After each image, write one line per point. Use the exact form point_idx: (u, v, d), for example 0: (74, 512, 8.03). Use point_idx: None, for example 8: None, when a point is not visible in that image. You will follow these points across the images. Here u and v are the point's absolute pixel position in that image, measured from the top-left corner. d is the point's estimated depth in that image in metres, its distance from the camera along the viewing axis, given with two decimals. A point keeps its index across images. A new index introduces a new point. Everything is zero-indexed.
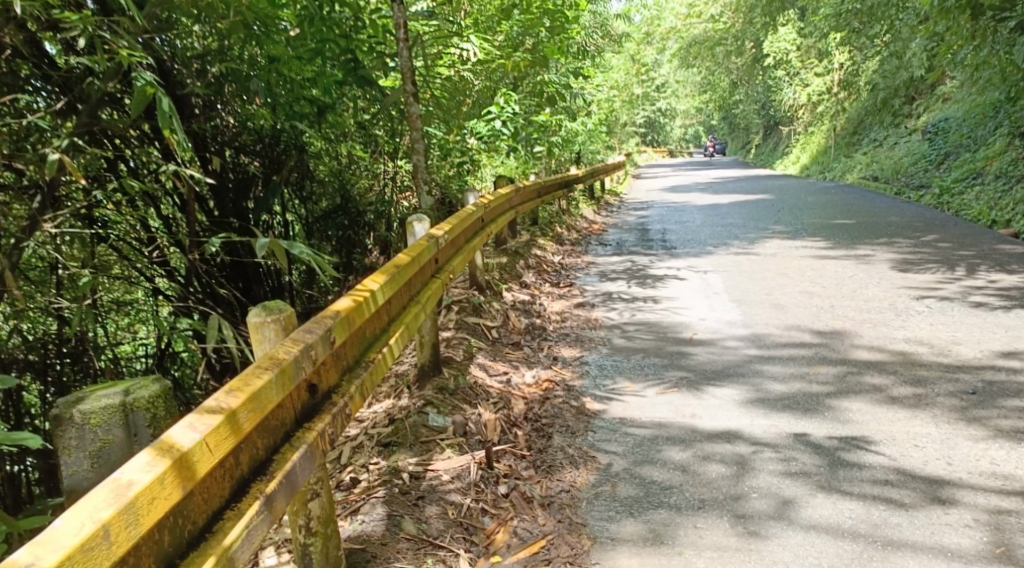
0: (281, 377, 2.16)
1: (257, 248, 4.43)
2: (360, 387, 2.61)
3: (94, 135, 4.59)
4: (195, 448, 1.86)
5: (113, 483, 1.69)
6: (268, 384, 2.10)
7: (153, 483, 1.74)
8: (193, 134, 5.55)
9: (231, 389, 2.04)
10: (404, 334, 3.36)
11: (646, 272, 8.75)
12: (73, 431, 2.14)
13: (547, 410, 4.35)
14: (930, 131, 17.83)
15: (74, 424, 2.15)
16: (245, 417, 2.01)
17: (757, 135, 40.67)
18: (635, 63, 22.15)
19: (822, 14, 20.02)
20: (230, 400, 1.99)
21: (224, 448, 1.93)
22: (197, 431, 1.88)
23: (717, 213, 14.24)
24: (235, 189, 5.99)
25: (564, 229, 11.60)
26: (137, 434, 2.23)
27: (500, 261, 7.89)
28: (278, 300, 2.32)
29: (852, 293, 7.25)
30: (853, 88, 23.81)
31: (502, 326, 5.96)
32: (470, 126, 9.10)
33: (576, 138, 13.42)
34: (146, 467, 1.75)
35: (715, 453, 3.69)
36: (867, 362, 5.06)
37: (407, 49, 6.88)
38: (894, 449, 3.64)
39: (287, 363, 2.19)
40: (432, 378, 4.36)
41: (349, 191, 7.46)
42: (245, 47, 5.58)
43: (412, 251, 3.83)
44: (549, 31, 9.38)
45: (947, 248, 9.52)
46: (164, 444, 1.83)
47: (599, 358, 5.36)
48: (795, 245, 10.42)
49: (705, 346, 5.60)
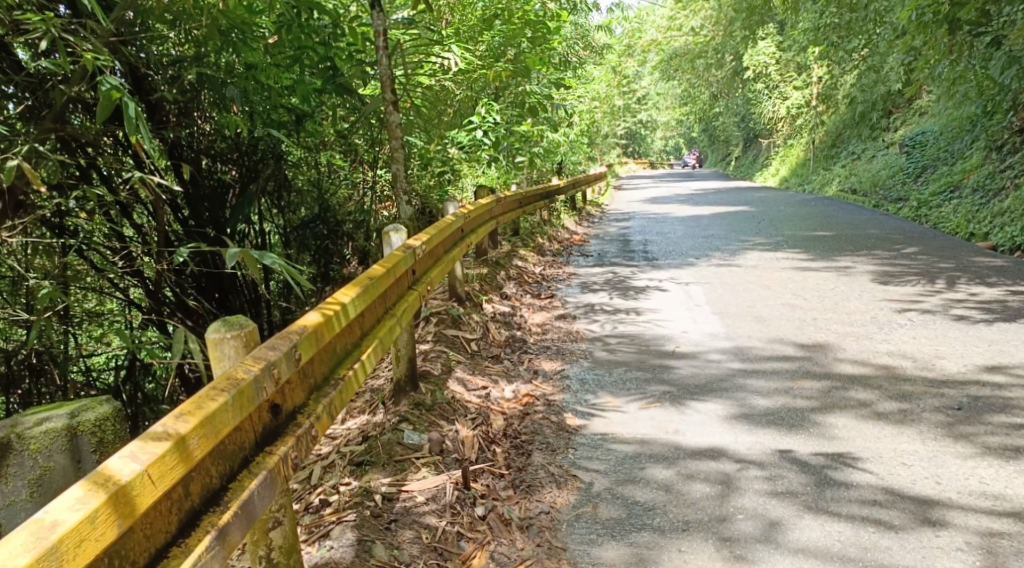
0: (237, 399, 2.01)
1: (225, 260, 4.33)
2: (327, 406, 2.49)
3: (66, 146, 4.46)
4: (136, 480, 1.71)
5: (35, 524, 1.53)
6: (223, 407, 1.95)
7: (83, 522, 1.59)
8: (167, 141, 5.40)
9: (182, 413, 1.90)
10: (377, 350, 3.24)
11: (628, 283, 8.68)
12: (13, 458, 2.21)
13: (526, 426, 4.23)
14: (907, 144, 17.96)
15: (14, 449, 2.22)
16: (195, 443, 1.86)
17: (737, 147, 40.96)
18: (616, 75, 22.18)
19: (802, 28, 20.16)
20: (180, 426, 1.85)
21: (170, 479, 1.78)
22: (138, 462, 1.73)
23: (699, 224, 14.21)
24: (210, 201, 5.85)
25: (545, 240, 11.51)
26: (82, 460, 2.30)
27: (480, 271, 7.78)
28: (240, 315, 2.18)
29: (834, 306, 7.20)
30: (831, 102, 24.02)
31: (482, 338, 5.84)
32: (452, 136, 9.01)
33: (558, 148, 13.37)
34: (77, 505, 1.60)
35: (699, 471, 3.58)
36: (851, 376, 4.98)
37: (387, 57, 6.73)
38: (881, 466, 3.55)
39: (246, 384, 2.05)
40: (408, 394, 4.24)
41: (327, 200, 7.31)
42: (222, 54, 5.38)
43: (388, 263, 3.71)
44: (531, 41, 9.33)
45: (927, 261, 9.51)
46: (99, 476, 1.67)
47: (580, 371, 5.25)
48: (776, 257, 10.38)
49: (688, 359, 5.50)
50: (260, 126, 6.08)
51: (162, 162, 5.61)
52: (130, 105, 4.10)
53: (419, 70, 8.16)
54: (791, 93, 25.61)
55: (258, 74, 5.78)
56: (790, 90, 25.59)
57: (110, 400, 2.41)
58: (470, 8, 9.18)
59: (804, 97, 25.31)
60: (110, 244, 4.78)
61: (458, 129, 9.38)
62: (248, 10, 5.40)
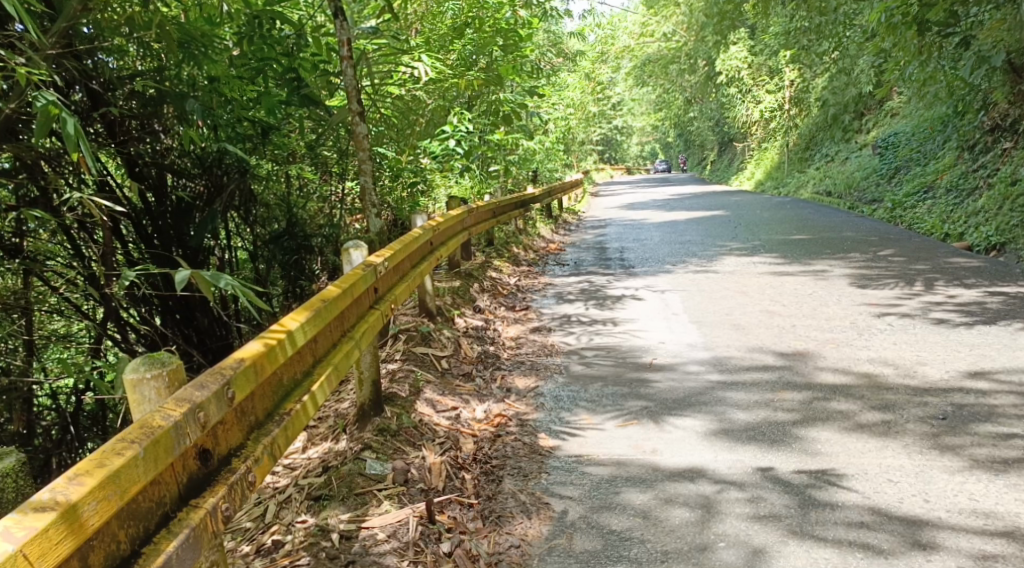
0: (152, 451, 1.82)
1: (176, 283, 4.12)
2: (266, 447, 2.30)
3: (27, 166, 4.31)
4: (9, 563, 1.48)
5: None
6: (130, 462, 1.75)
7: None
8: (128, 157, 5.17)
9: (79, 473, 1.69)
10: (332, 377, 3.05)
11: (603, 293, 8.52)
12: None
13: (497, 450, 4.05)
14: (880, 145, 17.95)
15: None
16: (92, 509, 1.65)
17: (713, 151, 41.12)
18: (590, 81, 22.00)
19: (774, 31, 20.20)
20: (75, 488, 1.64)
21: (54, 556, 1.56)
22: (13, 540, 1.50)
23: (676, 230, 14.09)
24: (174, 217, 5.59)
25: (521, 250, 11.33)
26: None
27: (453, 284, 7.58)
28: (163, 352, 2.00)
29: (813, 311, 7.06)
30: (804, 105, 24.14)
31: (453, 355, 5.62)
32: (423, 146, 8.80)
33: (534, 156, 13.22)
34: None
35: (678, 495, 3.40)
36: (832, 386, 4.83)
37: (352, 67, 6.45)
38: (868, 484, 3.39)
39: (162, 431, 1.85)
40: (373, 419, 4.06)
41: (295, 212, 6.98)
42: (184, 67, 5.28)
43: (345, 282, 3.51)
44: (502, 49, 9.17)
45: (903, 263, 9.44)
46: None
47: (555, 388, 5.05)
48: (754, 261, 10.27)
49: (666, 372, 5.33)
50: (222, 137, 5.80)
51: (123, 178, 5.36)
52: (69, 121, 3.89)
53: (388, 80, 7.95)
54: (765, 97, 25.72)
55: (221, 87, 5.69)
56: (763, 94, 25.70)
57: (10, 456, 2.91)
58: (439, 17, 9.02)
59: (777, 100, 25.40)
60: (63, 267, 4.57)
61: (429, 139, 9.18)
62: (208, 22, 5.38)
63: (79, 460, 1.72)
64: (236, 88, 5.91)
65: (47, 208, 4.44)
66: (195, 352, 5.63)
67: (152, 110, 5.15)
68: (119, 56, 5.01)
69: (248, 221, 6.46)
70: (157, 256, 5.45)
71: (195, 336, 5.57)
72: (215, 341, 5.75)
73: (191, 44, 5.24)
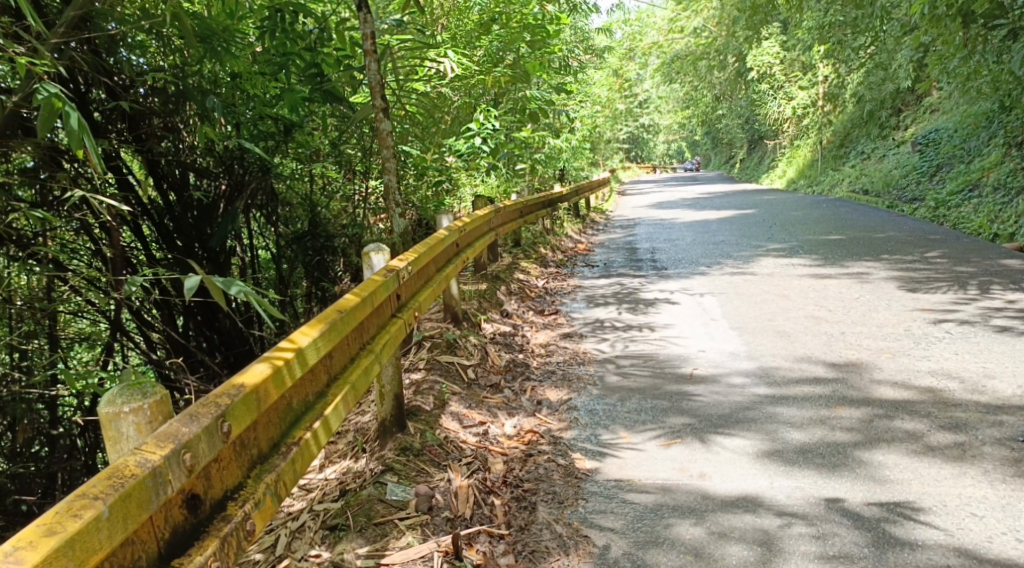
0: (116, 512, 1.51)
1: (185, 290, 3.84)
2: (269, 486, 1.98)
3: (47, 160, 4.12)
4: None
5: None
6: (86, 531, 1.45)
7: None
8: (149, 155, 4.90)
9: (26, 542, 1.39)
10: (348, 398, 2.73)
11: (636, 296, 8.13)
12: None
13: (529, 471, 3.71)
14: (920, 142, 17.38)
15: None
16: None
17: (742, 149, 40.54)
18: (618, 78, 21.50)
19: (806, 27, 19.67)
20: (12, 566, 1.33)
21: None
22: None
23: (707, 230, 13.64)
24: (196, 216, 5.34)
25: (548, 251, 10.97)
26: None
27: (479, 287, 7.26)
28: (147, 379, 1.68)
29: (862, 317, 6.64)
30: (838, 102, 23.58)
31: (480, 364, 5.28)
32: (448, 144, 8.48)
33: (560, 154, 12.85)
34: None
35: (733, 528, 3.09)
36: (893, 401, 4.44)
37: (377, 61, 6.15)
38: (948, 519, 3.10)
39: (134, 483, 1.55)
40: (395, 436, 3.77)
41: (318, 211, 6.66)
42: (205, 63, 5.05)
43: (363, 289, 3.18)
44: (529, 46, 8.88)
45: (951, 265, 8.98)
46: None
47: (589, 402, 4.70)
48: (792, 263, 9.83)
49: (707, 384, 4.94)
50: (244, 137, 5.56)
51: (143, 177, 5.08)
52: (72, 116, 3.62)
53: (413, 75, 7.66)
54: (797, 93, 25.13)
55: (243, 83, 5.50)
56: (796, 90, 25.11)
57: None
58: (465, 13, 8.73)
59: (810, 97, 24.78)
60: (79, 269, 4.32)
61: (454, 137, 8.87)
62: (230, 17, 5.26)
63: (27, 525, 1.43)
64: (259, 85, 5.70)
65: (57, 212, 4.18)
66: (216, 358, 5.35)
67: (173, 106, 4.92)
68: (140, 52, 4.77)
69: (272, 220, 6.16)
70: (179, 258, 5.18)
71: (218, 338, 5.30)
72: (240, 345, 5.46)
73: (217, 43, 5.01)
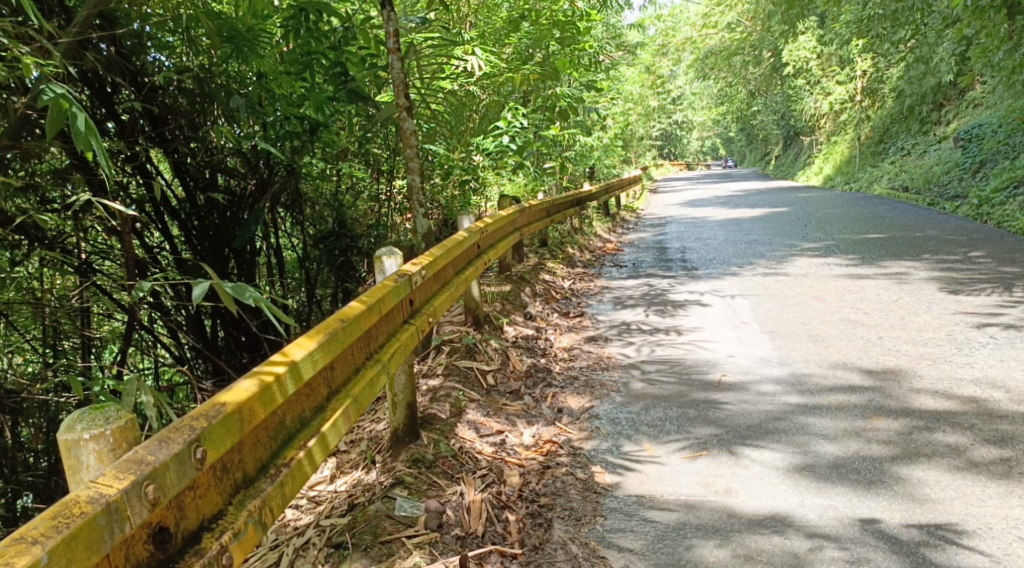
0: (62, 550, 1.48)
1: (193, 297, 3.74)
2: (251, 515, 1.93)
3: (78, 163, 4.09)
4: None
5: None
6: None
7: None
8: (172, 157, 4.81)
9: None
10: (350, 412, 2.61)
11: (665, 297, 7.93)
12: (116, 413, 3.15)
13: (546, 485, 3.56)
14: (963, 137, 16.90)
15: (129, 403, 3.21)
16: None
17: (777, 146, 39.91)
18: (651, 74, 21.23)
19: (844, 21, 19.24)
20: None
21: None
22: None
23: (740, 229, 13.34)
24: (220, 217, 5.21)
25: (576, 251, 10.79)
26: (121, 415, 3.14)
27: (503, 289, 7.12)
28: (109, 404, 1.70)
29: (900, 321, 6.38)
30: (877, 97, 23.09)
31: (500, 370, 5.14)
32: (475, 142, 8.36)
33: (591, 152, 12.67)
34: None
35: (760, 551, 2.92)
36: (934, 412, 4.21)
37: (401, 60, 6.02)
38: (994, 545, 2.91)
39: (82, 521, 1.52)
40: (407, 446, 3.66)
41: (345, 212, 6.50)
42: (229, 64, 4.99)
43: (371, 295, 3.06)
44: (559, 43, 8.71)
45: (994, 265, 8.64)
46: None
47: (611, 410, 4.53)
48: (827, 263, 9.54)
49: (736, 392, 4.75)
50: (269, 138, 5.45)
51: (170, 176, 5.00)
52: (81, 117, 3.53)
53: (438, 74, 7.54)
54: (835, 88, 24.60)
55: (270, 83, 5.40)
56: (833, 85, 24.58)
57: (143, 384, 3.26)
58: (494, 10, 8.57)
59: (848, 92, 24.25)
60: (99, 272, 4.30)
61: (482, 136, 8.75)
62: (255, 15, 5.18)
63: None
64: (285, 85, 5.59)
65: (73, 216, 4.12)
66: (245, 358, 5.33)
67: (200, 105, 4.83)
68: (169, 53, 4.73)
69: (299, 220, 6.05)
70: (205, 259, 5.11)
71: (245, 340, 5.27)
72: (264, 348, 5.42)
73: (242, 46, 4.93)
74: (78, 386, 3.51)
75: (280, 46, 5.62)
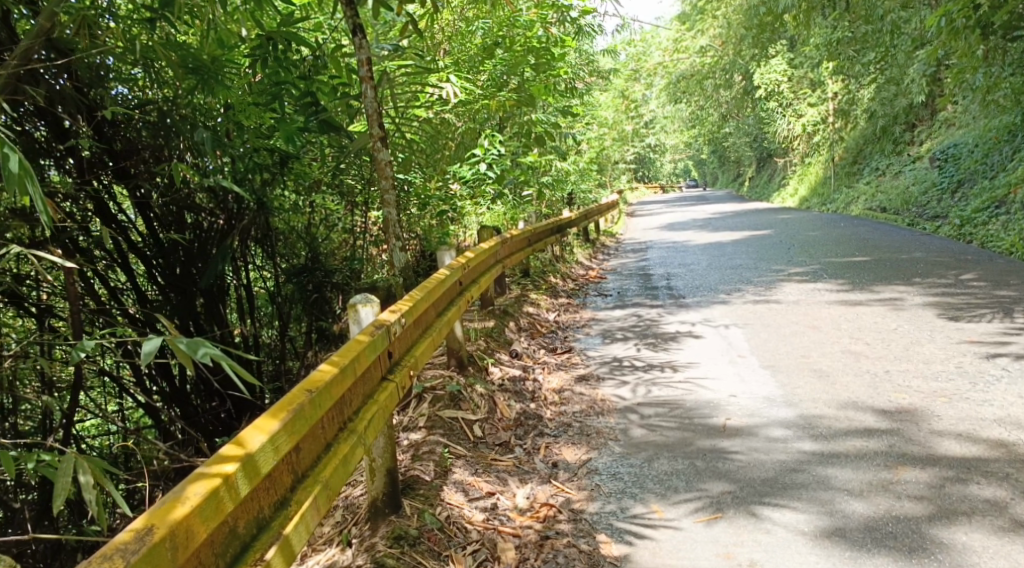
0: None
1: (144, 354, 3.30)
2: None
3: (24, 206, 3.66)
4: None
5: None
6: None
7: None
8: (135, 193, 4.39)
9: None
10: (320, 501, 2.22)
11: (657, 329, 7.55)
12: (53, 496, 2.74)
13: (545, 562, 3.20)
14: (940, 157, 16.87)
15: (63, 485, 2.79)
16: None
17: (750, 167, 40.01)
18: (625, 99, 20.93)
19: (815, 45, 19.18)
20: None
21: None
22: None
23: (723, 253, 13.05)
24: (188, 253, 4.70)
25: (558, 280, 10.43)
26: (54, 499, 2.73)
27: (485, 325, 6.73)
28: None
29: (906, 351, 6.07)
30: (850, 118, 23.08)
31: (487, 419, 4.73)
32: (453, 170, 7.97)
33: (568, 178, 12.32)
34: None
35: None
36: (963, 460, 3.87)
37: (374, 89, 5.64)
38: None
39: None
40: (388, 518, 3.26)
41: (318, 246, 6.08)
42: (196, 93, 4.53)
43: (343, 352, 2.67)
44: (534, 69, 8.38)
45: (988, 288, 8.39)
46: None
47: (610, 462, 4.14)
48: (817, 289, 9.25)
49: (744, 439, 4.36)
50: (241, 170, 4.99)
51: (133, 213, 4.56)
52: (14, 157, 3.09)
53: (413, 102, 7.15)
54: (806, 110, 24.56)
55: (239, 115, 4.98)
56: (805, 107, 24.54)
57: (78, 457, 2.89)
58: (468, 37, 8.20)
59: (820, 113, 24.27)
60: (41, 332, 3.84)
61: (459, 164, 8.35)
62: (223, 46, 4.81)
63: None
64: (254, 116, 5.17)
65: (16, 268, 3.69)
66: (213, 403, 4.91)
67: (164, 138, 4.41)
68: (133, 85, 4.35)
69: (270, 254, 5.57)
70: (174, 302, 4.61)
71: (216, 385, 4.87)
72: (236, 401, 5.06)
73: (209, 77, 4.52)
74: (10, 462, 3.05)
75: (248, 76, 5.22)
